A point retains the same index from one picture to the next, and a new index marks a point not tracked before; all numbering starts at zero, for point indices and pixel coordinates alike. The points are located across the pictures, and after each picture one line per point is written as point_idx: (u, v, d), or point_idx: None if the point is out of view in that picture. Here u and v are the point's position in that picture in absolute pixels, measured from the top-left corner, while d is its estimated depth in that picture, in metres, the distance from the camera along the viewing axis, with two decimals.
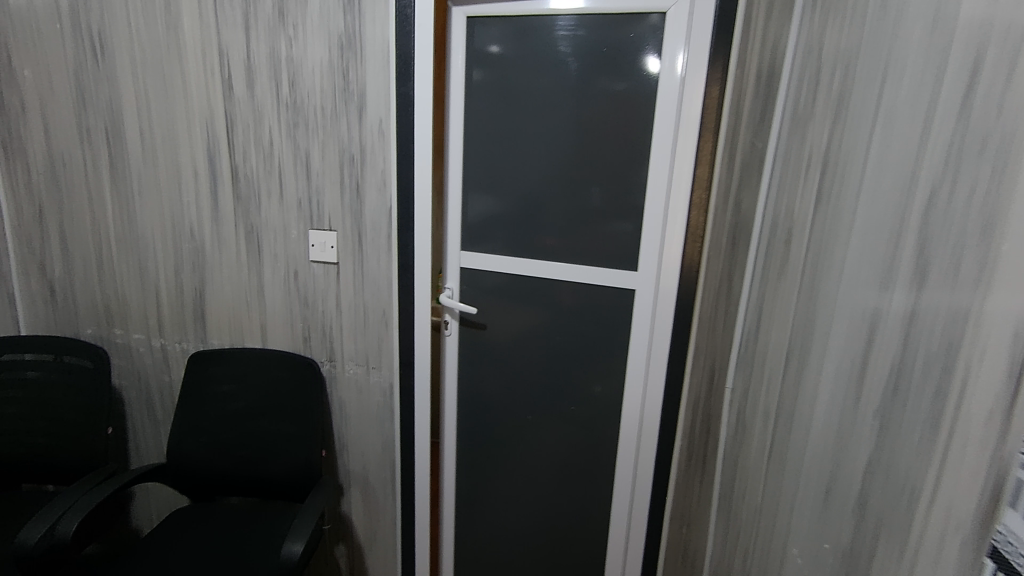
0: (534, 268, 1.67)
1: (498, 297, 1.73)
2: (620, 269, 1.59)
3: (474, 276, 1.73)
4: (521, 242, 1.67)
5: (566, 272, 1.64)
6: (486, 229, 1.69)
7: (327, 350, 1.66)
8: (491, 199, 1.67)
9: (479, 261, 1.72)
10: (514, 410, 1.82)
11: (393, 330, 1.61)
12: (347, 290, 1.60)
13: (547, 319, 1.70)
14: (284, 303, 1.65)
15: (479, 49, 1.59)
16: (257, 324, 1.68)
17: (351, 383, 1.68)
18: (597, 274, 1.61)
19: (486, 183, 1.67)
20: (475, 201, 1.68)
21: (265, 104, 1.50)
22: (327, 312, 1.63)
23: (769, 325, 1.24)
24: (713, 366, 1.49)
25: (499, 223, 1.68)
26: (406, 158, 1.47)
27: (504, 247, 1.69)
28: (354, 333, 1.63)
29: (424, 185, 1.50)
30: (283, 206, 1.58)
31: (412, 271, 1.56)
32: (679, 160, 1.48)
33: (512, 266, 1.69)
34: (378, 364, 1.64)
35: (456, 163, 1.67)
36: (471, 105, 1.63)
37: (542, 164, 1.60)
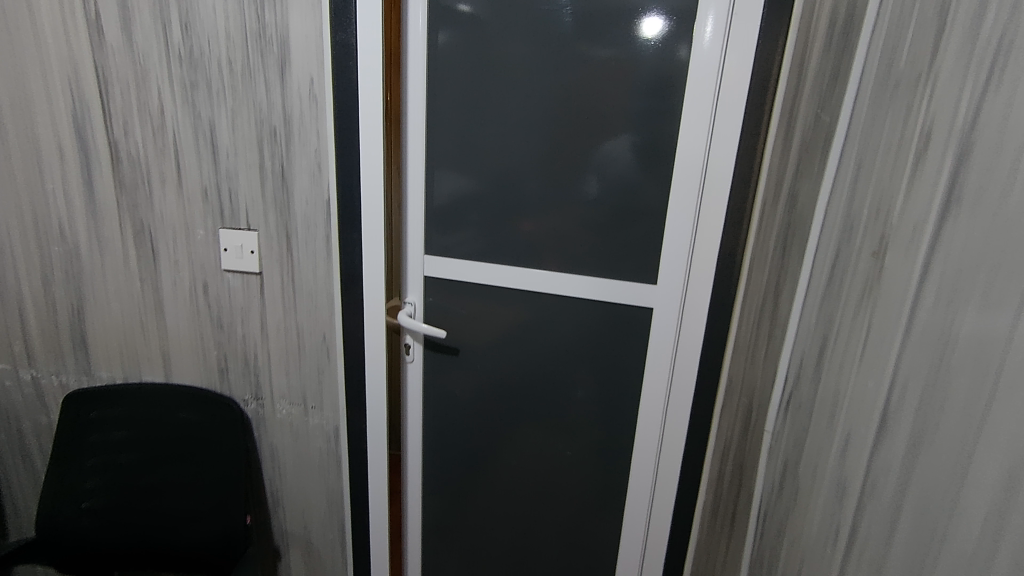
0: (520, 278, 1.29)
1: (472, 313, 1.34)
2: (633, 280, 1.25)
3: (441, 287, 1.34)
4: (504, 246, 1.29)
5: (561, 282, 1.28)
6: (456, 227, 1.30)
7: (250, 384, 1.28)
8: (463, 188, 1.28)
9: (448, 270, 1.32)
10: (495, 450, 1.47)
11: (337, 360, 1.23)
12: (275, 308, 1.22)
13: (536, 339, 1.34)
14: (190, 325, 1.25)
15: (444, 4, 1.19)
16: (156, 352, 1.28)
17: (284, 426, 1.31)
18: (603, 286, 1.26)
19: (457, 171, 1.27)
20: (441, 192, 1.29)
21: (149, 54, 1.08)
22: (249, 336, 1.24)
23: (838, 366, 0.91)
24: (749, 405, 1.16)
25: (473, 219, 1.29)
26: (348, 133, 1.08)
27: (481, 250, 1.30)
28: (285, 363, 1.25)
29: (372, 170, 1.11)
30: (183, 197, 1.17)
31: (359, 284, 1.18)
32: (718, 143, 1.13)
33: (492, 275, 1.31)
34: (319, 402, 1.27)
35: (417, 155, 1.27)
36: (436, 75, 1.23)
37: (529, 142, 1.22)
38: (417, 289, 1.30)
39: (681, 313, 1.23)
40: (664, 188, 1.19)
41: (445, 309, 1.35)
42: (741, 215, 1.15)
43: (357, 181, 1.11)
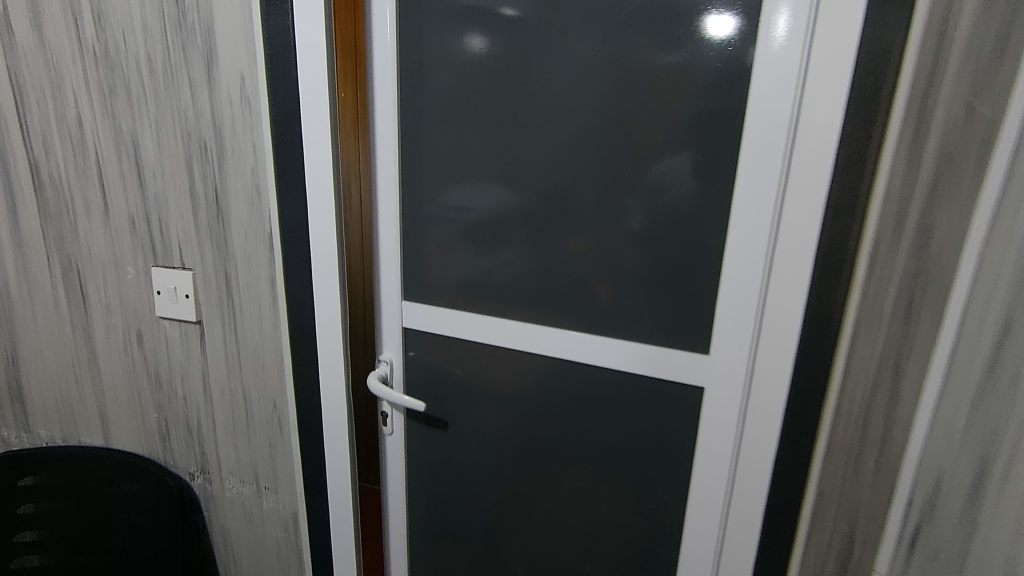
0: (523, 337, 0.93)
1: (464, 380, 0.99)
2: (678, 349, 0.84)
3: (426, 346, 1.00)
4: (504, 299, 0.93)
5: (581, 347, 0.90)
6: (441, 269, 0.96)
7: (195, 456, 1.04)
8: (446, 215, 0.93)
9: (432, 325, 0.98)
10: (491, 567, 1.09)
11: (292, 433, 0.97)
12: (217, 367, 0.98)
13: (553, 422, 0.96)
14: (126, 381, 1.03)
15: (482, 2, 0.83)
16: (93, 411, 1.07)
17: (235, 508, 1.06)
18: (639, 355, 0.87)
19: (453, 206, 0.92)
20: (422, 223, 0.95)
21: (63, 54, 0.88)
22: (191, 398, 1.01)
23: (1003, 516, 0.54)
24: (849, 532, 0.77)
25: (463, 257, 0.94)
26: (291, 144, 0.83)
27: (474, 298, 0.95)
28: (233, 433, 1.00)
29: (319, 193, 0.84)
30: (111, 228, 0.95)
31: (311, 341, 0.91)
32: (804, 151, 0.71)
33: (486, 332, 0.95)
34: (273, 483, 1.01)
35: (389, 179, 0.94)
36: (450, 87, 0.88)
37: (531, 152, 0.86)
38: (393, 343, 1.01)
39: (746, 400, 0.82)
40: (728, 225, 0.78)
41: (432, 373, 1.01)
42: (849, 266, 0.71)
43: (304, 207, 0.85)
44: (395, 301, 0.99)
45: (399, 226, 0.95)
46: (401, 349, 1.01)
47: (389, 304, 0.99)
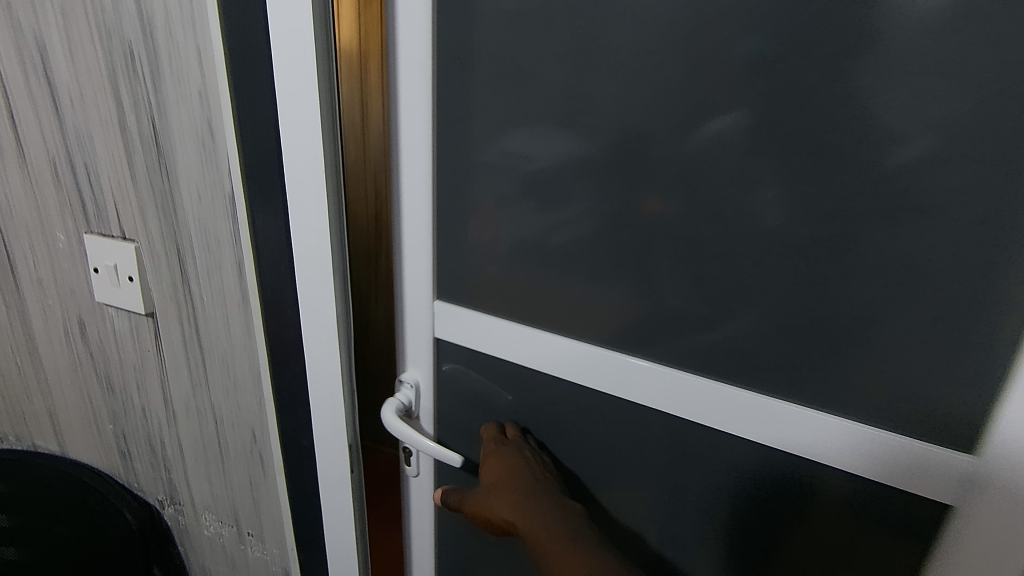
0: (627, 383, 0.52)
1: (530, 424, 0.60)
2: (916, 440, 0.41)
3: (473, 372, 0.61)
4: (585, 326, 0.52)
5: (725, 412, 0.47)
6: (490, 260, 0.55)
7: (162, 483, 0.79)
8: (494, 175, 0.52)
9: (480, 345, 0.59)
10: None
11: (278, 477, 0.69)
12: (178, 377, 0.70)
13: (671, 526, 0.56)
14: (74, 381, 0.78)
15: None
16: (42, 410, 0.83)
17: (214, 551, 0.81)
18: (829, 442, 0.44)
19: (510, 161, 0.51)
20: (464, 186, 0.54)
21: None
22: (150, 412, 0.75)
23: None
24: None
25: (531, 242, 0.53)
26: (251, 52, 0.50)
27: (547, 313, 0.54)
28: (205, 463, 0.74)
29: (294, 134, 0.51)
30: (29, 176, 0.67)
31: (296, 360, 0.61)
32: None
33: (564, 364, 0.54)
34: (258, 532, 0.75)
35: (416, 104, 0.52)
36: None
37: (642, 60, 0.43)
38: (422, 360, 0.63)
39: None
40: (922, 244, 0.38)
41: (475, 406, 0.63)
42: None
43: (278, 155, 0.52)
44: (428, 302, 0.60)
45: (432, 189, 0.55)
46: (433, 371, 0.63)
47: (416, 309, 0.61)
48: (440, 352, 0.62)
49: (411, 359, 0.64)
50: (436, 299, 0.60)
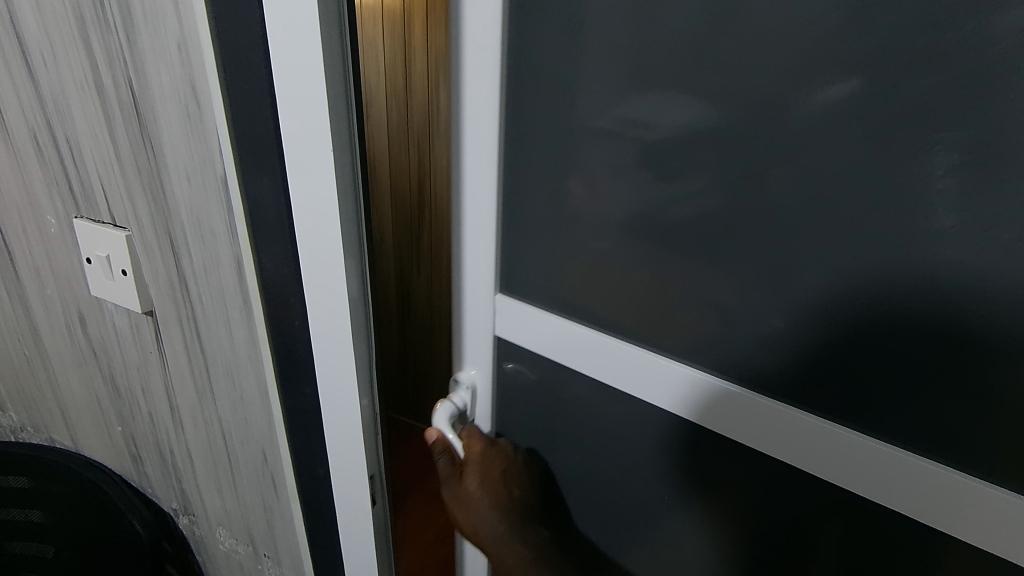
0: (646, 383, 0.43)
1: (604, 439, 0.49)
2: (932, 462, 0.34)
3: (547, 376, 0.49)
4: (679, 328, 0.41)
5: (733, 416, 0.40)
6: (575, 240, 0.43)
7: (175, 492, 0.72)
8: (581, 130, 0.39)
9: (557, 346, 0.46)
10: None
11: (292, 504, 0.60)
12: (182, 383, 0.61)
13: None
14: (79, 376, 0.70)
15: None
16: (53, 402, 0.77)
17: (230, 566, 0.74)
18: (832, 455, 0.37)
19: (597, 115, 0.38)
20: (545, 145, 0.41)
21: None
22: (157, 416, 0.66)
23: None
24: None
25: (624, 224, 0.40)
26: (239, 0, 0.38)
27: (637, 309, 0.42)
28: (215, 478, 0.65)
29: (293, 100, 0.39)
30: (13, 152, 0.58)
31: (306, 380, 0.51)
32: None
33: (642, 382, 0.43)
34: (273, 555, 0.67)
35: (486, 28, 0.38)
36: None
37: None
38: (481, 362, 0.51)
39: None
40: None
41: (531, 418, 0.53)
42: None
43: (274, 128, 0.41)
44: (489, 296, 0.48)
45: (501, 150, 0.42)
46: (495, 373, 0.51)
47: (477, 302, 0.48)
48: (502, 351, 0.50)
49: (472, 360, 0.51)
50: (501, 291, 0.47)
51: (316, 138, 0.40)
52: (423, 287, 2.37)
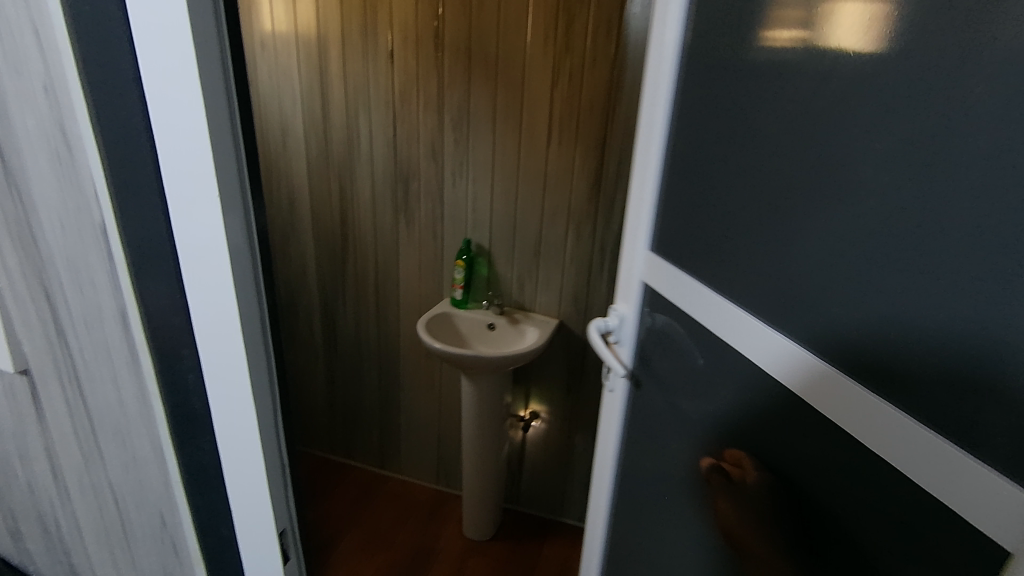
0: (731, 327, 0.58)
1: (703, 395, 0.65)
2: (870, 394, 0.43)
3: (659, 317, 0.72)
4: (779, 286, 0.52)
5: (805, 376, 0.49)
6: (702, 201, 0.63)
7: (62, 567, 0.65)
8: (778, 104, 0.51)
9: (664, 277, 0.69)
10: None
11: (196, 570, 0.56)
12: (67, 445, 0.55)
13: None
14: None
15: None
16: None
17: None
18: (817, 385, 0.47)
19: (718, 130, 0.60)
20: (683, 164, 0.66)
21: None
22: (38, 485, 0.60)
23: None
24: None
25: (717, 196, 0.60)
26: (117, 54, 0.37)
27: (717, 254, 0.61)
28: (107, 549, 0.60)
29: (171, 134, 0.38)
30: None
31: (203, 436, 0.48)
32: None
33: (724, 324, 0.59)
34: None
35: (661, 89, 0.67)
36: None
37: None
38: (627, 296, 0.78)
39: None
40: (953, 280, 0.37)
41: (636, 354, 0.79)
42: None
43: (154, 163, 0.40)
44: (640, 252, 0.74)
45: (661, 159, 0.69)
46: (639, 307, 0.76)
47: (634, 258, 0.75)
48: (647, 297, 0.75)
49: (625, 294, 0.78)
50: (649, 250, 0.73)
51: (197, 171, 0.39)
52: (350, 318, 2.33)
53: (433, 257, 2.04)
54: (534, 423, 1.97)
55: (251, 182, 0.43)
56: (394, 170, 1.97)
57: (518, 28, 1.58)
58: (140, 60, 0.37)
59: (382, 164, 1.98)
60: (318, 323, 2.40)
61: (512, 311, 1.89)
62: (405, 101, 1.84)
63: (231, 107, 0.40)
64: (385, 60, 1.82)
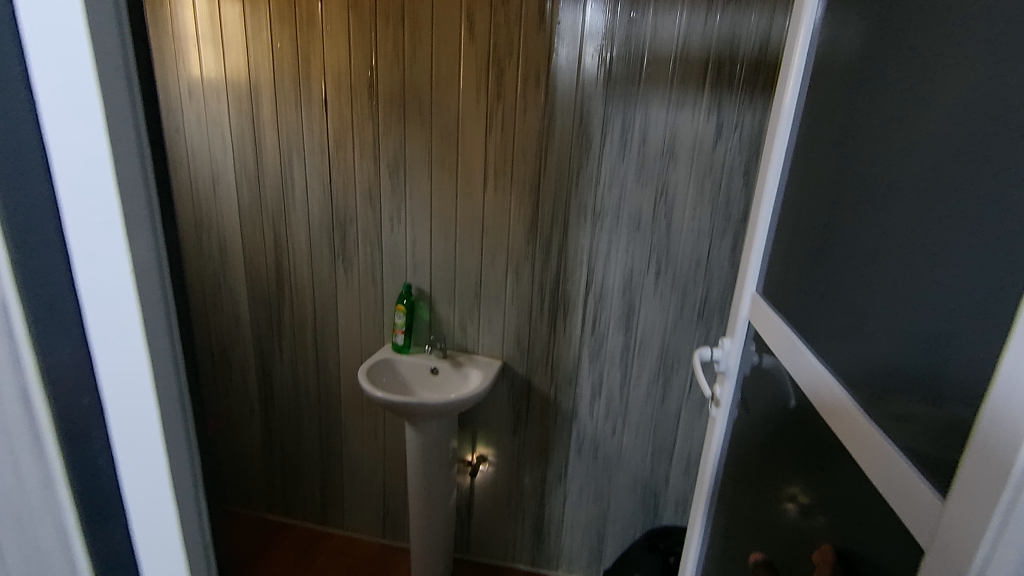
0: (798, 363, 0.78)
1: (794, 423, 0.82)
2: (861, 419, 0.60)
3: (765, 340, 0.93)
4: (830, 334, 0.71)
5: (834, 404, 0.66)
6: (804, 244, 0.82)
7: None
8: (848, 195, 0.70)
9: (776, 302, 0.91)
10: None
11: None
12: None
13: None
14: None
15: (869, 130, 0.66)
16: None
17: None
18: (836, 410, 0.65)
19: (806, 219, 0.83)
20: (785, 239, 0.90)
21: None
22: None
23: None
24: None
25: (811, 236, 0.80)
26: (14, 130, 0.37)
27: (807, 289, 0.80)
28: None
29: (78, 204, 0.37)
30: None
31: (108, 510, 0.46)
32: None
33: (797, 360, 0.78)
34: None
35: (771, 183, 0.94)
36: (840, 35, 0.77)
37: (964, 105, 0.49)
38: (733, 331, 1.05)
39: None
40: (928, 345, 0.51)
41: (739, 381, 1.04)
42: None
43: (57, 222, 0.39)
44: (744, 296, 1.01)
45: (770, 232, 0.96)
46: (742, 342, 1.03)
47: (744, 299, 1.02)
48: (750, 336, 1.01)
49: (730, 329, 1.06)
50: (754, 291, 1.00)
51: (112, 252, 0.38)
52: (287, 366, 2.26)
53: (373, 303, 2.02)
54: (482, 467, 1.95)
55: (169, 259, 0.43)
56: (331, 217, 1.95)
57: (451, 78, 1.62)
58: (44, 125, 0.36)
59: (318, 210, 1.96)
60: (255, 372, 2.32)
61: (455, 354, 1.87)
62: (341, 148, 1.84)
63: (148, 187, 0.40)
64: (320, 107, 1.82)
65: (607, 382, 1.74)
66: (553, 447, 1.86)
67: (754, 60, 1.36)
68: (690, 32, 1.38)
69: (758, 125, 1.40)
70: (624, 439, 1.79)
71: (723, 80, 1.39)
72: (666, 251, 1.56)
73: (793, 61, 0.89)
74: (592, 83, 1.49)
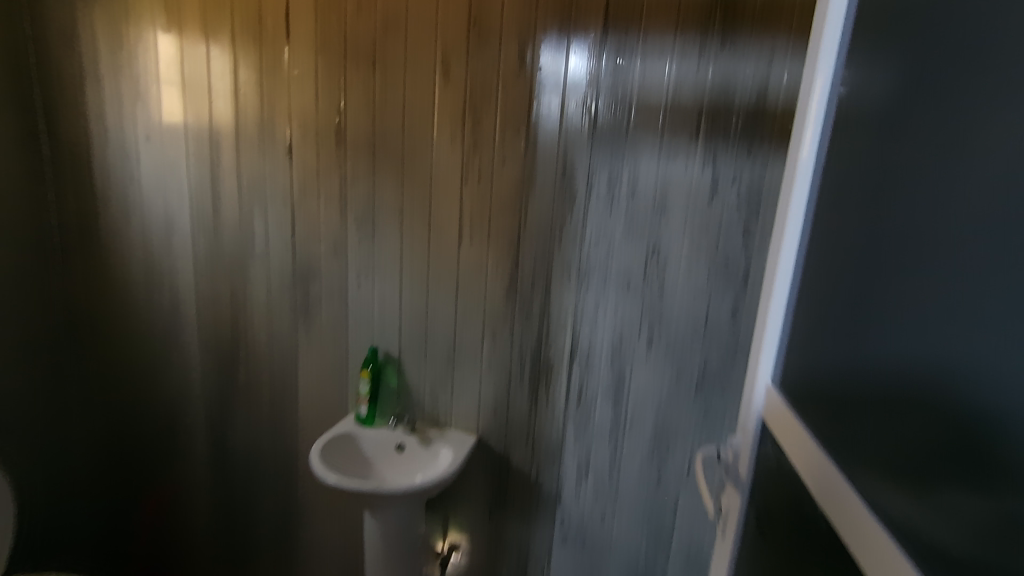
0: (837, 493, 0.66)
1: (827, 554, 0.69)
2: None
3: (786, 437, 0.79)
4: (886, 460, 0.59)
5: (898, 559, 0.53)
6: (841, 320, 0.70)
7: None
8: (916, 267, 0.56)
9: (804, 381, 0.78)
10: None
11: None
12: None
13: None
14: None
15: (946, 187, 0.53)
16: None
17: None
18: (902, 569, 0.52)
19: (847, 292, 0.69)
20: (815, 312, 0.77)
21: None
22: None
23: None
24: None
25: (855, 317, 0.67)
26: None
27: (847, 377, 0.68)
28: None
29: None
30: None
31: None
32: None
33: (835, 487, 0.66)
34: None
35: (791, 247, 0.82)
36: (878, 78, 0.66)
37: None
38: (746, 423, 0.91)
39: None
40: None
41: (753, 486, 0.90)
42: None
43: None
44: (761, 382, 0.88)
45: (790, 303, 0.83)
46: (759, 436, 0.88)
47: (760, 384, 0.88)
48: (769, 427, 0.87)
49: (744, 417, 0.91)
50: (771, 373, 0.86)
51: None
52: (241, 435, 2.04)
53: (335, 368, 1.82)
54: (453, 556, 1.71)
55: None
56: (292, 271, 1.78)
57: (424, 125, 1.50)
58: None
59: (278, 265, 1.79)
60: (206, 440, 2.10)
61: (425, 427, 1.67)
62: (305, 199, 1.70)
63: None
64: (284, 155, 1.69)
65: (594, 462, 1.54)
66: (533, 535, 1.64)
67: (751, 110, 1.23)
68: (681, 80, 1.27)
69: (758, 179, 1.25)
70: (615, 528, 1.56)
71: (718, 130, 1.26)
72: (659, 316, 1.39)
73: (808, 111, 0.78)
74: (576, 131, 1.37)
